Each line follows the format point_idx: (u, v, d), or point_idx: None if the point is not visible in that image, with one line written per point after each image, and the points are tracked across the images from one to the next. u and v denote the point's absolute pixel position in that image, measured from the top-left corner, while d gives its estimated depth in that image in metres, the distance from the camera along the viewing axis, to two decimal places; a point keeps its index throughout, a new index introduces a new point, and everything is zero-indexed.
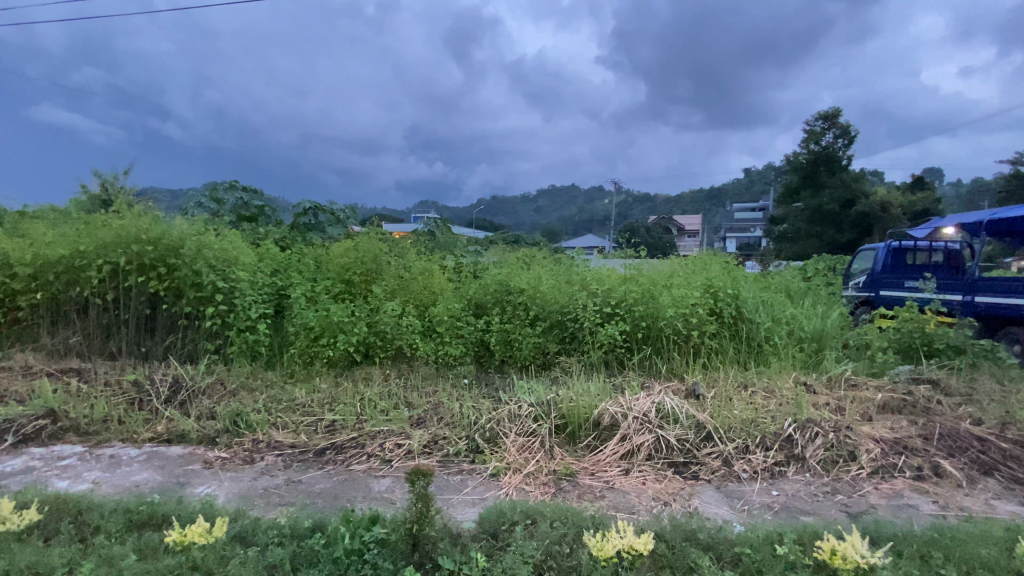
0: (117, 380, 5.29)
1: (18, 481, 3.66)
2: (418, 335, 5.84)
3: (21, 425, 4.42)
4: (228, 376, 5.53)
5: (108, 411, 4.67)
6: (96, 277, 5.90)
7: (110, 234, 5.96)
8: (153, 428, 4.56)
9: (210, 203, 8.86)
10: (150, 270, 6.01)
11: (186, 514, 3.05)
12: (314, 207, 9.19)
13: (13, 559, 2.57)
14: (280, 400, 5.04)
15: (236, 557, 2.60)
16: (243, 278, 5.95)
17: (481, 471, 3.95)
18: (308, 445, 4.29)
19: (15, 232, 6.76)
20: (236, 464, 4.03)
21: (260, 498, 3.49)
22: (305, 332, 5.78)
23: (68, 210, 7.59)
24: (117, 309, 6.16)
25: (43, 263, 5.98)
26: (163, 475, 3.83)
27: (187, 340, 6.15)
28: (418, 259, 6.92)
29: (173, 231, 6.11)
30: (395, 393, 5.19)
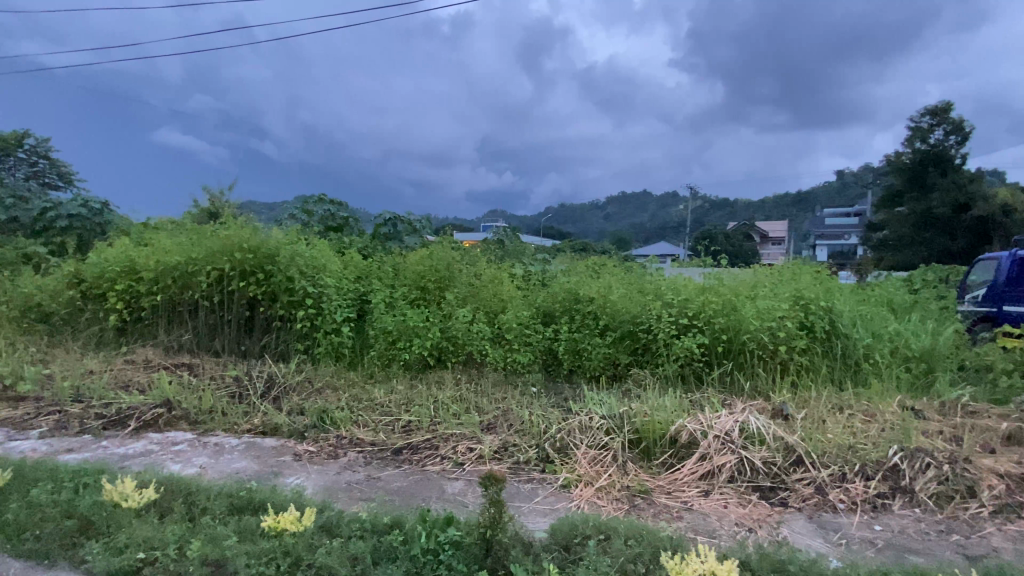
0: (221, 374, 5.85)
1: (140, 463, 4.13)
2: (488, 342, 5.93)
3: (143, 412, 4.99)
4: (315, 375, 5.94)
5: (213, 403, 5.17)
6: (205, 281, 6.59)
7: (217, 243, 6.65)
8: (250, 420, 4.98)
9: (301, 215, 9.60)
10: (250, 275, 6.64)
11: (278, 502, 3.29)
12: (392, 218, 9.71)
13: (138, 533, 2.90)
14: (361, 399, 5.33)
15: (323, 547, 2.77)
16: (330, 284, 6.45)
17: (552, 481, 3.92)
18: (386, 444, 4.48)
19: (141, 242, 7.71)
20: (322, 458, 4.30)
21: (343, 492, 3.70)
22: (383, 335, 6.09)
23: (184, 222, 8.54)
24: (221, 310, 6.82)
25: (162, 269, 6.75)
26: (258, 464, 4.16)
27: (280, 340, 6.70)
28: (489, 267, 7.06)
29: (269, 240, 6.71)
30: (466, 398, 5.30)
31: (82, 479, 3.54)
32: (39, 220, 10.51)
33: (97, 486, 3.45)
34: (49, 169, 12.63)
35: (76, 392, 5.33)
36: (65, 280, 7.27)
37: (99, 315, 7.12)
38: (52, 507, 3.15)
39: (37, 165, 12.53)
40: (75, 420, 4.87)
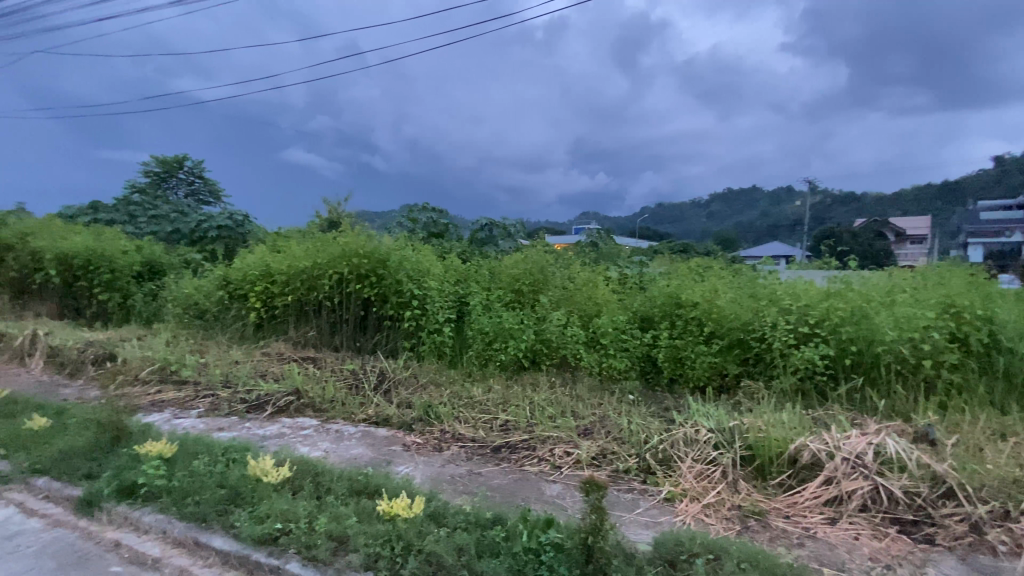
0: (340, 368, 6.45)
1: (275, 443, 4.68)
2: (582, 346, 5.90)
3: (278, 398, 5.66)
4: (420, 372, 6.33)
5: (334, 393, 5.72)
6: (326, 284, 7.32)
7: (338, 249, 7.38)
8: (365, 410, 5.44)
9: (406, 222, 10.27)
10: (363, 279, 7.26)
11: (390, 489, 3.56)
12: (489, 223, 10.06)
13: (275, 506, 3.30)
14: (461, 396, 5.58)
15: (431, 534, 2.94)
16: (433, 287, 6.88)
17: (654, 493, 3.79)
18: (486, 441, 4.63)
19: (274, 249, 8.74)
20: (428, 449, 4.57)
21: (447, 484, 3.89)
22: (481, 336, 6.32)
23: (308, 231, 9.54)
24: (339, 310, 7.51)
25: (291, 273, 7.61)
26: (372, 452, 4.52)
27: (390, 339, 7.27)
28: (584, 270, 7.01)
29: (382, 247, 7.36)
30: (561, 401, 5.31)
31: (231, 454, 4.10)
32: (196, 231, 12.35)
33: (242, 462, 3.98)
34: (203, 187, 14.80)
35: (225, 378, 6.19)
36: (215, 282, 8.45)
37: (241, 312, 8.18)
38: (209, 477, 3.69)
39: (194, 184, 14.74)
40: (224, 403, 5.64)
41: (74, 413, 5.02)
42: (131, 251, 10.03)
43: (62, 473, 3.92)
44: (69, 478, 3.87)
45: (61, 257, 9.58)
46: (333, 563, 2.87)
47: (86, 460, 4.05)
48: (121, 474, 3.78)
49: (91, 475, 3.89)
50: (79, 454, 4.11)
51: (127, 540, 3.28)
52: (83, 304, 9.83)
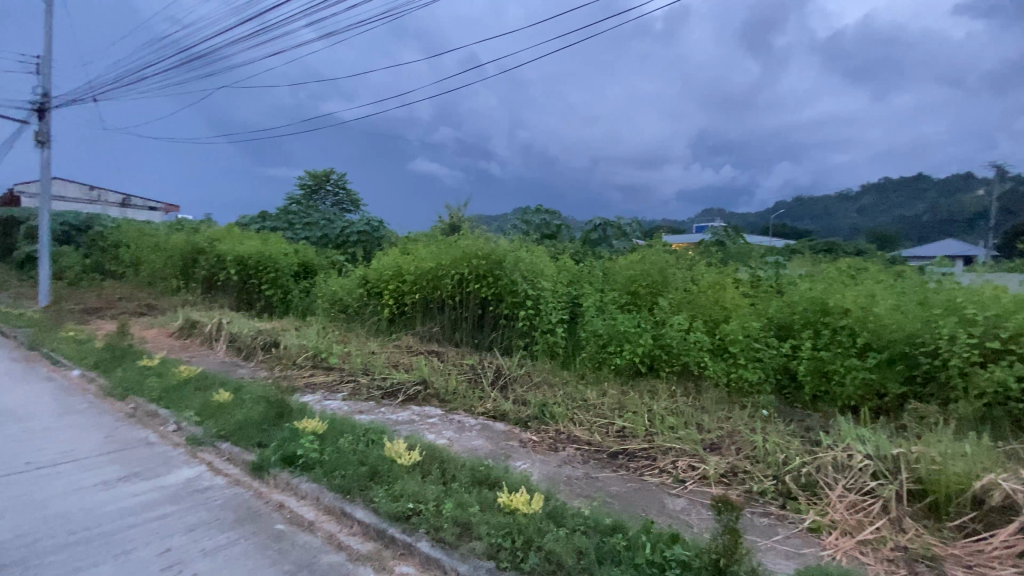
0: (460, 362, 6.84)
1: (406, 428, 5.10)
2: (707, 354, 5.53)
3: (407, 387, 6.16)
4: (534, 370, 6.45)
5: (456, 386, 6.06)
6: (447, 283, 7.79)
7: (458, 250, 7.80)
8: (484, 404, 5.68)
9: (521, 224, 10.54)
10: (482, 279, 7.58)
11: (511, 482, 3.68)
12: (603, 223, 9.92)
13: (407, 486, 3.59)
14: (575, 397, 5.57)
15: (551, 533, 2.97)
16: (546, 288, 7.01)
17: (795, 521, 3.42)
18: (602, 446, 4.57)
19: (403, 252, 9.52)
20: (544, 448, 4.63)
21: (565, 485, 3.90)
22: (594, 338, 6.23)
23: (432, 234, 10.25)
24: (459, 308, 7.93)
25: (418, 273, 8.22)
26: (491, 445, 4.70)
27: (505, 337, 7.51)
28: (709, 272, 6.57)
29: (498, 248, 7.64)
30: (682, 411, 5.04)
31: (370, 435, 4.55)
32: (339, 236, 13.94)
33: (379, 443, 4.39)
34: (345, 197, 16.69)
35: (364, 367, 6.90)
36: (355, 281, 9.44)
37: (376, 308, 9.04)
38: (353, 454, 4.14)
39: (338, 195, 16.68)
40: (363, 389, 6.29)
41: (249, 390, 5.95)
42: (290, 253, 11.64)
43: (241, 439, 4.68)
44: (246, 444, 4.60)
45: (239, 259, 11.43)
46: (459, 547, 3.03)
47: (258, 431, 4.78)
48: (284, 445, 4.39)
49: (261, 444, 4.58)
50: (253, 425, 4.86)
51: (288, 503, 3.80)
52: (254, 298, 11.61)
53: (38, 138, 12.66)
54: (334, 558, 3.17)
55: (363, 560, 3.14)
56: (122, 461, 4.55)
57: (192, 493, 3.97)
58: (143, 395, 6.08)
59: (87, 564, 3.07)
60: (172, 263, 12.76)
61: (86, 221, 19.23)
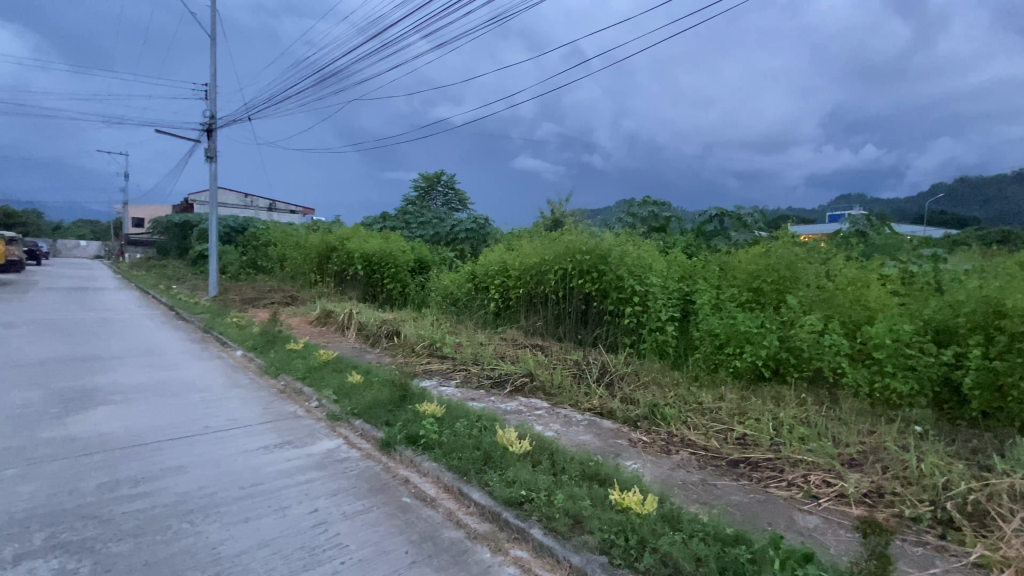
0: (565, 357, 6.89)
1: (515, 417, 5.28)
2: (845, 359, 4.95)
3: (514, 379, 6.36)
4: (642, 369, 6.28)
5: (562, 380, 6.13)
6: (551, 278, 7.86)
7: (563, 245, 7.82)
8: (590, 400, 5.67)
9: (628, 218, 10.29)
10: (586, 274, 7.53)
11: (622, 480, 3.66)
12: (719, 214, 9.33)
13: (520, 474, 3.73)
14: (689, 400, 5.34)
15: (666, 536, 2.91)
16: (655, 283, 6.76)
17: (958, 554, 2.97)
18: (720, 453, 4.33)
19: (509, 247, 9.79)
20: (655, 449, 4.50)
21: (679, 488, 3.77)
22: (709, 338, 5.88)
23: (536, 230, 10.42)
24: (563, 303, 7.96)
25: (523, 268, 8.39)
26: (600, 441, 4.69)
27: (611, 333, 7.40)
28: (847, 267, 5.87)
29: (604, 243, 7.53)
30: (814, 421, 4.60)
31: (483, 422, 4.79)
32: (450, 233, 14.72)
33: (492, 430, 4.61)
34: (455, 197, 17.63)
35: (474, 357, 7.25)
36: (465, 276, 9.91)
37: (484, 302, 9.41)
38: (468, 439, 4.40)
39: (448, 195, 17.64)
40: (474, 377, 6.63)
41: (375, 374, 6.58)
42: (407, 251, 12.58)
43: (371, 418, 5.20)
44: (375, 422, 5.10)
45: (364, 255, 12.62)
46: (571, 538, 3.08)
47: (385, 411, 5.27)
48: (408, 425, 4.80)
49: (388, 423, 5.05)
50: (380, 406, 5.37)
51: (412, 478, 4.15)
52: (377, 291, 12.74)
53: (209, 154, 15.10)
54: (454, 534, 3.40)
55: (481, 539, 3.33)
56: (277, 430, 5.29)
57: (332, 463, 4.51)
58: (291, 374, 7.01)
59: (255, 515, 3.63)
60: (310, 259, 14.47)
61: (243, 224, 22.52)
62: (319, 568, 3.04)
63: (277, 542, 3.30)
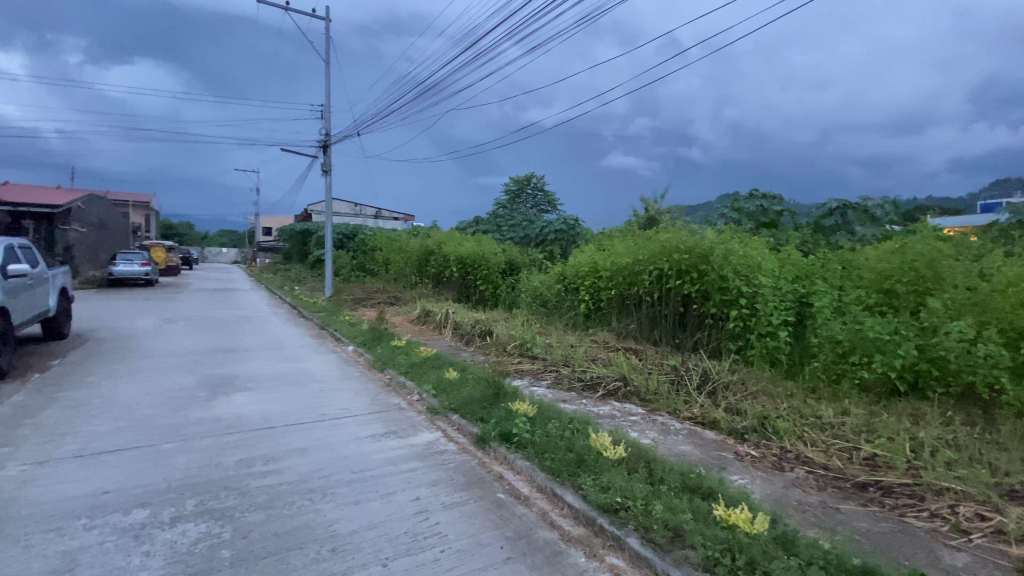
0: (662, 362, 6.60)
1: (608, 422, 5.15)
2: (1006, 374, 4.22)
3: (607, 383, 6.20)
4: (750, 378, 5.83)
5: (659, 386, 5.87)
6: (647, 279, 7.53)
7: (659, 244, 7.48)
8: (690, 409, 5.37)
9: (731, 214, 9.59)
10: (685, 274, 7.14)
11: (728, 496, 3.42)
12: (841, 206, 8.40)
13: (614, 480, 3.64)
14: (805, 413, 4.87)
15: (780, 560, 2.68)
16: (765, 284, 6.24)
17: None
18: (843, 474, 3.89)
19: (600, 248, 9.58)
20: (765, 465, 4.15)
21: (794, 510, 3.43)
22: (830, 345, 5.27)
23: (629, 229, 10.09)
24: (659, 305, 7.62)
25: (615, 268, 8.15)
26: (701, 452, 4.42)
27: (713, 337, 6.98)
28: (1009, 264, 4.98)
29: (705, 241, 7.10)
30: (965, 445, 3.97)
31: (576, 425, 4.75)
32: (540, 234, 14.80)
33: (585, 433, 4.55)
34: (545, 198, 17.75)
35: (565, 359, 7.20)
36: (554, 277, 9.87)
37: (574, 303, 9.30)
38: (561, 441, 4.38)
39: (538, 197, 17.79)
40: (566, 379, 6.57)
41: (470, 372, 6.82)
42: (498, 253, 12.89)
43: (467, 414, 5.40)
44: (471, 419, 5.28)
45: (458, 258, 13.14)
46: (671, 552, 2.94)
47: (479, 408, 5.44)
48: (501, 423, 4.90)
49: (482, 420, 5.20)
50: (475, 403, 5.55)
51: (507, 475, 4.22)
52: (470, 292, 13.20)
53: (325, 168, 16.68)
54: (548, 534, 3.40)
55: (575, 542, 3.30)
56: (382, 420, 5.68)
57: (432, 454, 4.73)
58: (394, 369, 7.51)
59: (364, 498, 3.93)
60: (411, 262, 15.42)
61: (353, 231, 24.61)
62: (421, 553, 3.20)
63: (384, 525, 3.54)
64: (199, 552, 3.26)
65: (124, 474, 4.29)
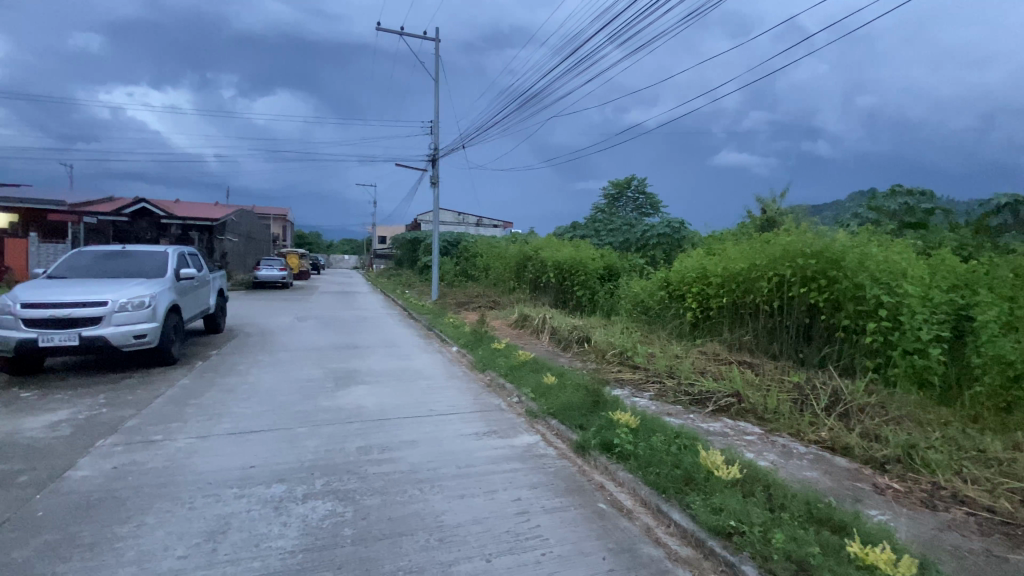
0: (782, 379, 6.03)
1: (719, 439, 4.82)
2: None
3: (719, 398, 5.80)
4: (892, 400, 5.13)
5: (779, 405, 5.37)
6: (766, 286, 6.92)
7: (780, 249, 6.85)
8: (817, 432, 4.84)
9: (868, 213, 8.51)
10: (811, 281, 6.46)
11: (864, 533, 3.04)
12: (1014, 201, 7.09)
13: (728, 502, 3.40)
14: (964, 446, 4.18)
15: None
16: (912, 294, 5.45)
17: None
18: (1017, 520, 3.28)
19: (709, 253, 9.02)
20: (911, 501, 3.61)
21: (950, 555, 2.94)
22: (999, 367, 4.47)
23: (742, 233, 9.37)
24: (779, 315, 6.98)
25: (728, 275, 7.63)
26: (830, 480, 3.96)
27: (845, 353, 6.25)
28: None
29: (836, 244, 6.36)
30: None
31: (683, 440, 4.51)
32: (641, 238, 14.36)
33: (693, 450, 4.30)
34: (646, 201, 17.26)
35: (670, 369, 6.87)
36: (657, 283, 9.47)
37: (680, 312, 8.84)
38: (667, 456, 4.19)
39: (639, 200, 17.32)
40: (671, 391, 6.26)
41: (569, 377, 6.80)
42: (597, 258, 12.71)
43: (566, 419, 5.38)
44: (571, 425, 5.25)
45: (556, 263, 13.17)
46: None
47: (580, 414, 5.40)
48: (602, 432, 4.82)
49: (582, 426, 5.14)
50: (575, 409, 5.51)
51: (608, 486, 4.12)
52: (568, 297, 13.16)
53: (433, 179, 17.76)
54: (653, 551, 3.26)
55: (682, 563, 3.13)
56: (484, 419, 5.87)
57: (532, 457, 4.78)
58: (495, 371, 7.72)
59: (468, 493, 4.08)
60: (510, 268, 15.76)
61: (456, 238, 25.90)
62: (523, 554, 3.25)
63: (487, 522, 3.64)
64: (326, 528, 3.62)
65: (267, 453, 4.91)
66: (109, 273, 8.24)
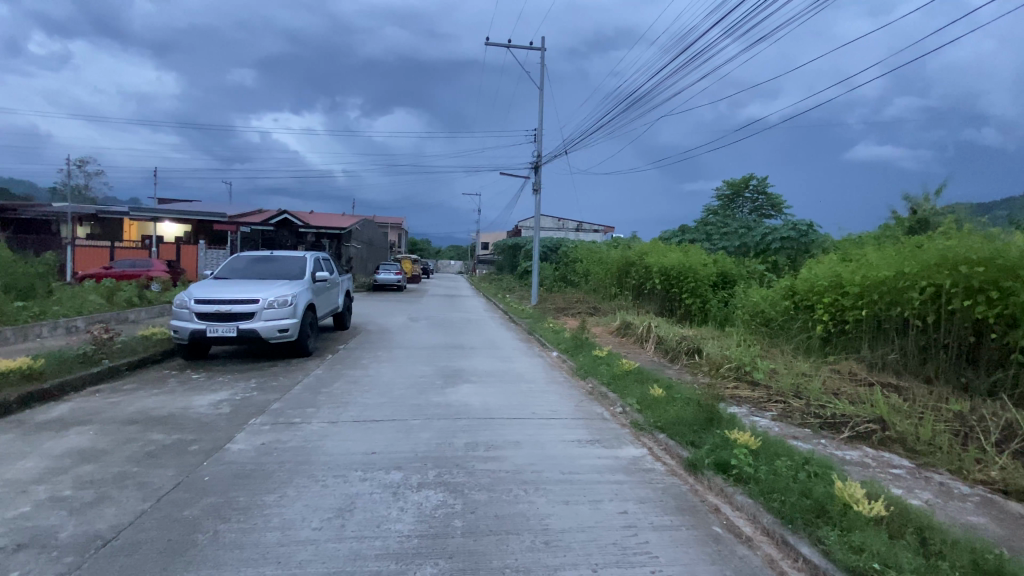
0: (938, 406, 5.19)
1: (857, 470, 4.26)
2: None
3: (857, 424, 5.13)
4: None
5: (934, 436, 4.63)
6: (917, 298, 5.97)
7: (935, 254, 5.88)
8: (986, 471, 4.10)
9: None
10: (978, 293, 5.48)
11: None
12: None
13: (870, 541, 3.00)
14: None
15: None
16: None
17: None
18: None
19: (844, 259, 8.00)
20: None
21: None
22: None
23: (886, 237, 8.20)
24: (934, 332, 6.02)
25: (867, 285, 6.71)
26: (1006, 530, 3.32)
27: None
28: None
29: (1012, 249, 5.32)
30: None
31: (812, 467, 4.07)
32: (760, 243, 13.27)
33: (825, 480, 3.87)
34: (766, 202, 15.94)
35: (795, 389, 6.22)
36: (780, 293, 8.64)
37: (807, 324, 7.98)
38: (793, 482, 3.81)
39: (758, 201, 16.04)
40: (798, 413, 5.68)
41: (677, 391, 6.46)
42: (709, 264, 11.97)
43: (675, 435, 5.13)
44: (681, 441, 4.99)
45: (662, 270, 12.60)
46: None
47: (690, 431, 5.10)
48: (716, 451, 4.52)
49: (693, 444, 4.86)
50: (685, 425, 5.23)
51: (724, 509, 3.86)
52: (675, 306, 12.52)
53: (536, 187, 18.03)
54: None
55: None
56: (587, 427, 5.82)
57: (639, 471, 4.63)
58: (597, 379, 7.61)
59: (573, 500, 4.07)
60: (612, 274, 15.41)
61: (557, 244, 26.06)
62: (631, 568, 3.17)
63: (592, 531, 3.61)
64: (437, 517, 3.84)
65: (386, 442, 5.33)
66: (261, 275, 9.56)
